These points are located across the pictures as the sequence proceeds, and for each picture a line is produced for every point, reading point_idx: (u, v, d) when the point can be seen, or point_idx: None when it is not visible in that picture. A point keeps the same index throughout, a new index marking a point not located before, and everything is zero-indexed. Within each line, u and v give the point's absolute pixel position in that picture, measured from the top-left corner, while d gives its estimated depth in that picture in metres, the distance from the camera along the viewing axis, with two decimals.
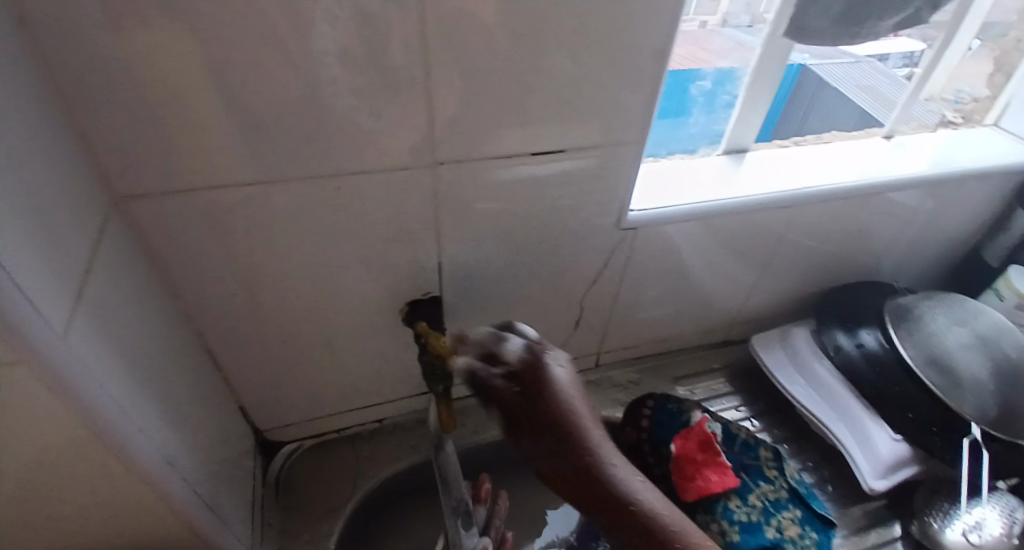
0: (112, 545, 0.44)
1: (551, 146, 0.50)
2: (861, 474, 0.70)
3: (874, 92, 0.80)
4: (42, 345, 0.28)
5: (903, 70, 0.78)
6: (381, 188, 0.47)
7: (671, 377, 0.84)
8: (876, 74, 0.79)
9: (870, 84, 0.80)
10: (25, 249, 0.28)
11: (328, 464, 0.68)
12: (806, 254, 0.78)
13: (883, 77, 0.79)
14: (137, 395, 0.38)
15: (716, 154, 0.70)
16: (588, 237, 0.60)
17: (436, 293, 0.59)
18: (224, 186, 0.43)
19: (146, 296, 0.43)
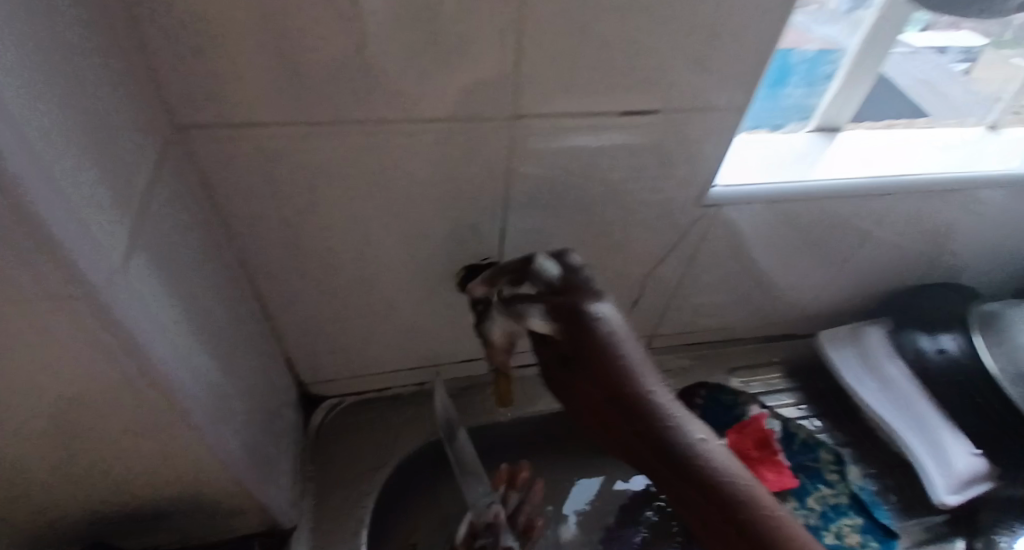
0: (152, 490, 0.43)
1: (643, 104, 0.47)
2: (932, 487, 0.66)
3: (930, 86, 0.73)
4: (96, 280, 0.26)
5: (960, 66, 0.73)
6: (451, 137, 0.44)
7: (725, 367, 0.79)
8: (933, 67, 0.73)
9: (926, 77, 0.73)
10: (80, 175, 0.25)
11: (368, 422, 0.67)
12: (892, 251, 0.71)
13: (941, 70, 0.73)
14: (189, 340, 0.36)
15: (807, 130, 0.65)
16: (663, 211, 0.57)
17: (494, 259, 0.56)
18: (288, 126, 0.40)
19: (201, 237, 0.41)
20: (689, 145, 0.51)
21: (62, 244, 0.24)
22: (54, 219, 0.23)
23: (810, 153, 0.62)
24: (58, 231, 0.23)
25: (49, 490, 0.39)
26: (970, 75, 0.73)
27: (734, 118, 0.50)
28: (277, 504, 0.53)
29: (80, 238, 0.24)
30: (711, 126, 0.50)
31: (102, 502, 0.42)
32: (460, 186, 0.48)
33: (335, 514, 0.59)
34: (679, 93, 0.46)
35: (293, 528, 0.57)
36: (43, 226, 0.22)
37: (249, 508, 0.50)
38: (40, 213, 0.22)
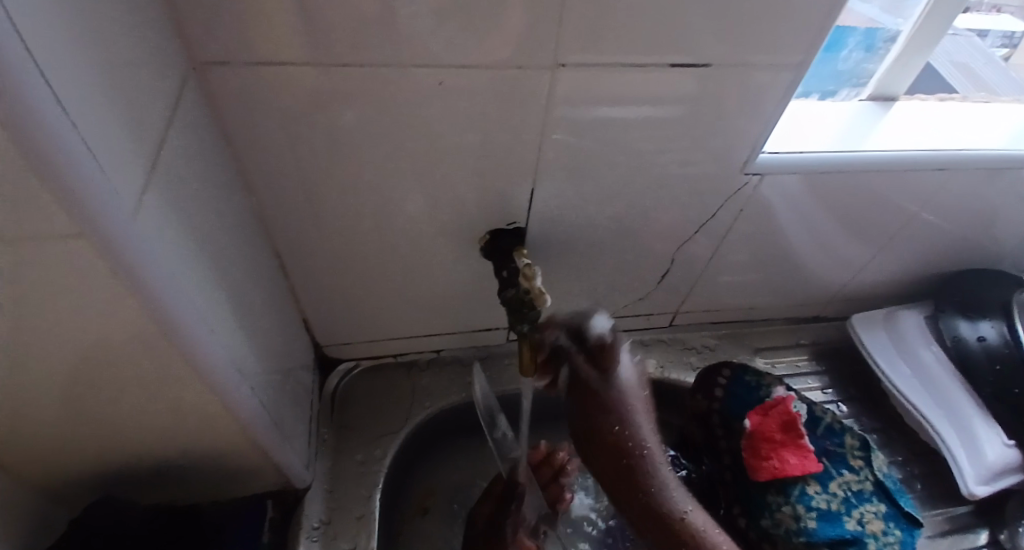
0: (166, 447, 0.42)
1: (690, 61, 0.43)
2: (961, 475, 0.65)
3: (968, 71, 0.68)
4: (108, 218, 0.24)
5: (1000, 51, 0.70)
6: (485, 87, 0.41)
7: (750, 347, 0.77)
8: (973, 51, 0.69)
9: (964, 61, 0.68)
10: (90, 99, 0.23)
11: (384, 387, 0.66)
12: (937, 235, 0.68)
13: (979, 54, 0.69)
14: (207, 293, 0.35)
15: (860, 99, 0.61)
16: (704, 181, 0.54)
17: (522, 225, 0.54)
18: (314, 67, 0.37)
19: (220, 185, 0.39)
20: (734, 107, 0.47)
21: (71, 175, 0.21)
22: (61, 144, 0.20)
23: (860, 123, 0.58)
24: (67, 158, 0.21)
25: (61, 442, 0.38)
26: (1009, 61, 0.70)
27: (786, 75, 0.45)
28: (294, 466, 0.52)
29: (90, 170, 0.22)
30: (760, 88, 0.46)
31: (115, 456, 0.41)
32: (494, 144, 0.46)
33: (350, 476, 0.59)
34: (729, 47, 0.42)
35: (307, 490, 0.56)
36: (48, 150, 0.20)
37: (264, 468, 0.49)
38: (43, 135, 0.20)
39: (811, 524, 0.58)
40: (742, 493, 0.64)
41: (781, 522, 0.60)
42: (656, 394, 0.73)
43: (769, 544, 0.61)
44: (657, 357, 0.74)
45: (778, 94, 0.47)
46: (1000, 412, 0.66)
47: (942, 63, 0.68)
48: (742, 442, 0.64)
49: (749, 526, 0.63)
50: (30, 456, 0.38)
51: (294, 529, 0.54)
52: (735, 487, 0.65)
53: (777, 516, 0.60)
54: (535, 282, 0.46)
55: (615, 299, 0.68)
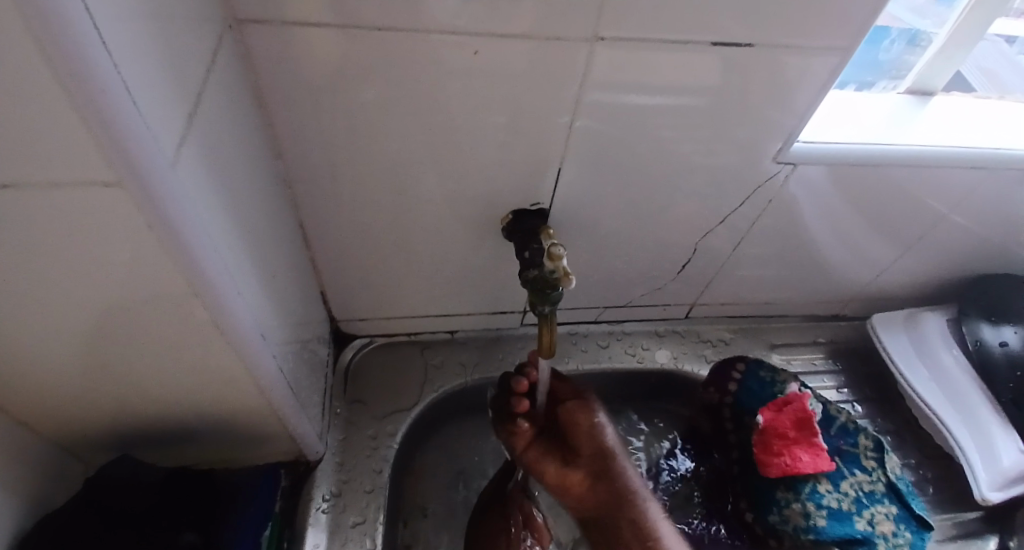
0: (185, 410, 0.42)
1: (740, 38, 0.41)
2: (975, 481, 0.65)
3: (997, 78, 0.64)
4: (147, 168, 0.23)
5: None
6: (519, 59, 0.40)
7: (767, 343, 0.76)
8: (999, 59, 0.65)
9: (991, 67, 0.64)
10: (137, 44, 0.22)
11: (397, 364, 0.66)
12: (966, 237, 0.66)
13: (1007, 62, 0.65)
14: (235, 255, 0.35)
15: (897, 92, 0.60)
16: (733, 171, 0.53)
17: (546, 206, 0.53)
18: (347, 31, 0.37)
19: (250, 148, 0.39)
20: (769, 96, 0.46)
21: (116, 122, 0.21)
22: (106, 85, 0.20)
23: (899, 116, 0.57)
24: (112, 101, 0.20)
25: (84, 399, 0.38)
26: None
27: (826, 60, 0.44)
28: (309, 435, 0.52)
29: (134, 116, 0.22)
30: (798, 73, 0.45)
31: (135, 416, 0.42)
32: (523, 122, 0.45)
33: (362, 449, 0.59)
34: (774, 25, 0.41)
35: (319, 461, 0.56)
36: (93, 91, 0.19)
37: (278, 436, 0.49)
38: (89, 76, 0.19)
39: (820, 523, 0.58)
40: (750, 487, 0.63)
41: (790, 518, 0.59)
42: (667, 385, 0.73)
43: (775, 540, 0.60)
44: (672, 348, 0.73)
45: (819, 85, 0.46)
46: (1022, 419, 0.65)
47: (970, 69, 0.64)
48: (753, 438, 0.64)
49: (755, 522, 0.62)
50: (54, 410, 0.39)
51: (305, 498, 0.54)
52: (743, 481, 0.64)
53: (786, 514, 0.59)
54: (561, 262, 0.46)
55: (634, 288, 0.68)
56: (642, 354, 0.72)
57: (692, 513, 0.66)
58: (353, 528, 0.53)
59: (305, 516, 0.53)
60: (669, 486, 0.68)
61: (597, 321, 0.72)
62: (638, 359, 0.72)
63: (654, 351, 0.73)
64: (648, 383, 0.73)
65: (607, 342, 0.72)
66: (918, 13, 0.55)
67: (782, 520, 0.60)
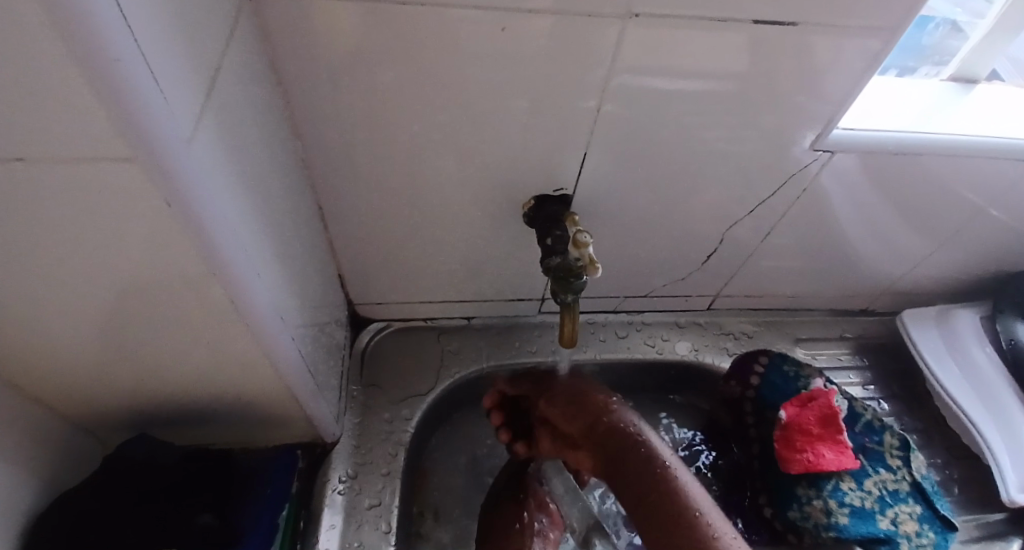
0: (201, 390, 0.42)
1: (780, 17, 0.39)
2: (1004, 483, 0.62)
3: None
4: (163, 143, 0.22)
5: None
6: (546, 36, 0.38)
7: (790, 337, 0.74)
8: None
9: None
10: (152, 12, 0.21)
11: (413, 349, 0.66)
12: (1008, 231, 0.63)
13: None
14: (253, 235, 0.34)
15: (940, 79, 0.57)
16: (764, 159, 0.51)
17: (568, 192, 0.52)
18: (369, 6, 0.35)
19: (268, 126, 0.38)
20: (806, 81, 0.44)
21: (130, 95, 0.20)
22: (120, 54, 0.19)
23: (942, 104, 0.54)
24: (126, 71, 0.19)
25: (102, 376, 0.38)
26: None
27: (872, 42, 0.41)
28: (325, 418, 0.52)
29: (149, 90, 0.21)
30: (840, 57, 0.42)
31: (153, 395, 0.42)
32: (547, 104, 0.43)
33: (377, 433, 0.59)
34: (818, 4, 0.38)
35: (335, 444, 0.56)
36: (106, 60, 0.19)
37: (295, 418, 0.49)
38: (102, 43, 0.18)
39: (842, 520, 0.56)
40: (770, 483, 0.61)
41: (811, 515, 0.57)
42: (686, 377, 0.71)
43: (795, 536, 0.59)
44: (692, 340, 0.72)
45: (860, 69, 0.43)
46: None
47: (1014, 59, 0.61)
48: (775, 432, 0.62)
49: (776, 519, 0.60)
50: (74, 388, 0.39)
51: (321, 480, 0.54)
52: (764, 477, 0.62)
53: (807, 510, 0.58)
54: (587, 250, 0.45)
55: (655, 277, 0.66)
56: (661, 345, 0.71)
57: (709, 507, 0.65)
58: (368, 511, 0.53)
59: (321, 498, 0.53)
60: None
61: (616, 310, 0.71)
62: (657, 350, 0.70)
63: (674, 343, 0.71)
64: (667, 374, 0.71)
65: (626, 332, 0.71)
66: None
67: (802, 516, 0.58)
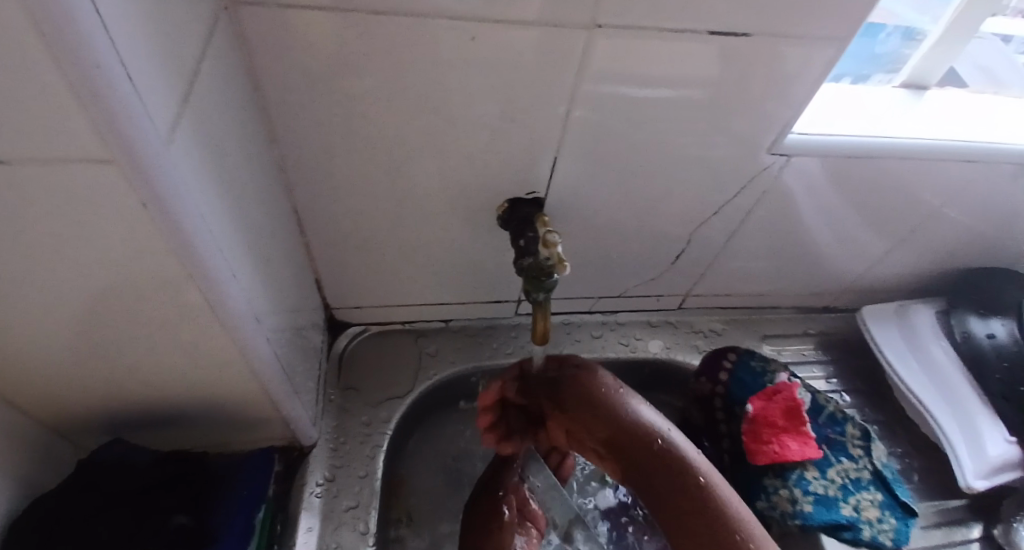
0: (177, 393, 0.42)
1: (737, 28, 0.41)
2: (960, 470, 0.65)
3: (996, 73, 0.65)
4: (142, 147, 0.23)
5: None
6: (516, 45, 0.40)
7: (758, 334, 0.77)
8: (993, 56, 0.66)
9: (993, 65, 0.66)
10: (132, 21, 0.22)
11: (391, 352, 0.66)
12: (957, 230, 0.67)
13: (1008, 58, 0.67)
14: (229, 237, 0.34)
15: (892, 86, 0.60)
16: (728, 162, 0.53)
17: (541, 195, 0.53)
18: (344, 15, 0.36)
19: (245, 131, 0.39)
20: (765, 89, 0.46)
21: (110, 100, 0.21)
22: (102, 61, 0.20)
23: (894, 110, 0.57)
24: (107, 77, 0.20)
25: (75, 379, 0.38)
26: None
27: (824, 51, 0.44)
28: (302, 420, 0.52)
29: (129, 95, 0.22)
30: (795, 66, 0.45)
31: (128, 398, 0.42)
32: (519, 110, 0.45)
33: (354, 436, 0.59)
34: (772, 16, 0.41)
35: (312, 447, 0.57)
36: (89, 66, 0.19)
37: (272, 420, 0.50)
38: (85, 50, 0.19)
39: (806, 508, 0.59)
40: (739, 476, 0.63)
41: (778, 505, 0.59)
42: (659, 375, 0.73)
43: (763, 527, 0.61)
44: (664, 338, 0.74)
45: (814, 77, 0.46)
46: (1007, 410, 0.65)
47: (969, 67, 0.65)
48: (743, 426, 0.64)
49: None
50: (47, 392, 0.39)
51: (298, 483, 0.55)
52: (733, 471, 0.64)
53: (774, 500, 0.60)
54: (556, 249, 0.45)
55: (628, 278, 0.68)
56: (634, 344, 0.73)
57: None
58: (346, 513, 0.54)
59: (298, 501, 0.54)
60: None
61: (590, 311, 0.73)
62: (631, 349, 0.72)
63: (646, 341, 0.73)
64: (640, 372, 0.73)
65: (600, 332, 0.73)
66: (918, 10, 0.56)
67: (770, 507, 0.60)
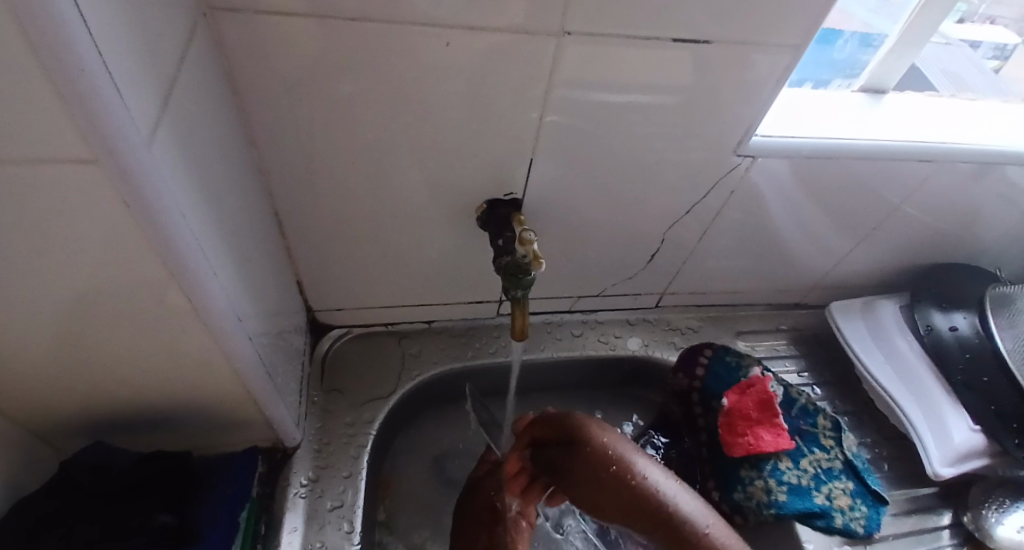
0: (160, 395, 0.42)
1: (702, 35, 0.43)
2: (928, 458, 0.68)
3: (959, 77, 0.68)
4: (125, 148, 0.24)
5: (991, 62, 0.72)
6: (490, 51, 0.41)
7: (733, 331, 0.79)
8: (964, 64, 0.70)
9: (957, 70, 0.69)
10: (113, 27, 0.23)
11: (374, 354, 0.67)
12: (918, 227, 0.70)
13: (975, 63, 0.70)
14: (211, 239, 0.35)
15: (852, 90, 0.63)
16: (698, 164, 0.55)
17: (518, 196, 0.55)
18: (321, 21, 0.37)
19: (225, 135, 0.39)
20: (730, 94, 0.49)
21: (94, 103, 0.22)
22: (86, 64, 0.21)
23: (854, 113, 0.60)
24: (92, 80, 0.21)
25: (56, 382, 0.38)
26: (1000, 72, 0.72)
27: (784, 56, 0.46)
28: (286, 422, 0.53)
29: (113, 99, 0.22)
30: (757, 72, 0.47)
31: (109, 401, 0.42)
32: (495, 113, 0.46)
33: (338, 437, 0.60)
34: (735, 23, 0.43)
35: (296, 449, 0.57)
36: (73, 70, 0.20)
37: (254, 422, 0.50)
38: (69, 53, 0.20)
39: (781, 497, 0.60)
40: (717, 468, 0.65)
41: (753, 495, 0.61)
42: (639, 372, 0.75)
43: (740, 516, 0.63)
44: (643, 336, 0.76)
45: (776, 81, 0.48)
46: (969, 398, 0.68)
47: (934, 70, 0.68)
48: (719, 419, 0.66)
49: (722, 501, 0.64)
50: (27, 395, 0.39)
51: (283, 484, 0.55)
52: (711, 463, 0.66)
53: (750, 490, 0.62)
54: (532, 247, 0.47)
55: (606, 277, 0.69)
56: (614, 342, 0.74)
57: None
58: (331, 512, 0.54)
59: (283, 502, 0.54)
60: None
61: (570, 310, 0.74)
62: (611, 347, 0.74)
63: (625, 339, 0.75)
64: (620, 370, 0.75)
65: (580, 331, 0.74)
66: (874, 13, 0.60)
67: (746, 497, 0.62)
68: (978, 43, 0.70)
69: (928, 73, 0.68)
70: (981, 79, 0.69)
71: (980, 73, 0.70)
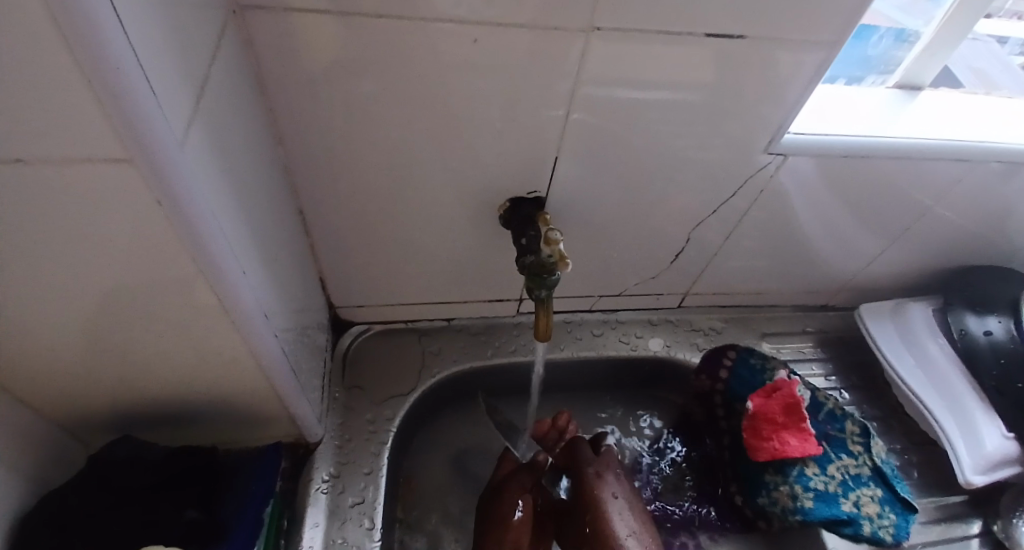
0: (186, 390, 0.43)
1: (733, 30, 0.42)
2: (959, 466, 0.66)
3: (986, 75, 0.66)
4: (157, 147, 0.24)
5: (1020, 57, 0.69)
6: (516, 48, 0.41)
7: (757, 332, 0.78)
8: (987, 59, 0.68)
9: (982, 67, 0.67)
10: (148, 25, 0.23)
11: (395, 351, 0.67)
12: (951, 229, 0.68)
13: (997, 60, 0.68)
14: (238, 236, 0.35)
15: (885, 87, 0.61)
16: (724, 163, 0.54)
17: (542, 195, 0.54)
18: (346, 18, 0.37)
19: (252, 132, 0.40)
20: (760, 91, 0.47)
21: (128, 101, 0.22)
22: (121, 63, 0.21)
23: (886, 111, 0.58)
24: (126, 78, 0.21)
25: (86, 376, 0.39)
26: None
27: (817, 52, 0.45)
28: (308, 418, 0.53)
29: (145, 96, 0.22)
30: (789, 69, 0.46)
31: (138, 395, 0.42)
32: (520, 111, 0.45)
33: (359, 433, 0.60)
34: (768, 18, 0.41)
35: (318, 445, 0.57)
36: (108, 68, 0.20)
37: (278, 417, 0.50)
38: (105, 52, 0.20)
39: (807, 503, 0.59)
40: (740, 473, 0.65)
41: (778, 500, 0.61)
42: (660, 373, 0.74)
43: (764, 521, 0.62)
44: (664, 337, 0.75)
45: (809, 77, 0.47)
46: (1002, 404, 0.66)
47: (960, 68, 0.66)
48: (743, 423, 0.65)
49: (745, 505, 0.64)
50: (59, 389, 0.40)
51: (305, 479, 0.55)
52: (733, 468, 0.65)
53: (774, 495, 0.61)
54: (558, 247, 0.47)
55: (627, 277, 0.69)
56: (635, 342, 0.74)
57: (683, 497, 0.68)
58: (352, 509, 0.54)
59: (305, 497, 0.54)
60: (662, 469, 0.70)
61: (591, 310, 0.74)
62: (631, 347, 0.73)
63: (646, 339, 0.74)
64: (641, 370, 0.74)
65: (601, 331, 0.74)
66: (904, 11, 0.58)
67: (772, 503, 0.61)
68: (1005, 39, 0.68)
69: (954, 70, 0.66)
70: (1006, 77, 0.66)
71: (1007, 70, 0.67)
